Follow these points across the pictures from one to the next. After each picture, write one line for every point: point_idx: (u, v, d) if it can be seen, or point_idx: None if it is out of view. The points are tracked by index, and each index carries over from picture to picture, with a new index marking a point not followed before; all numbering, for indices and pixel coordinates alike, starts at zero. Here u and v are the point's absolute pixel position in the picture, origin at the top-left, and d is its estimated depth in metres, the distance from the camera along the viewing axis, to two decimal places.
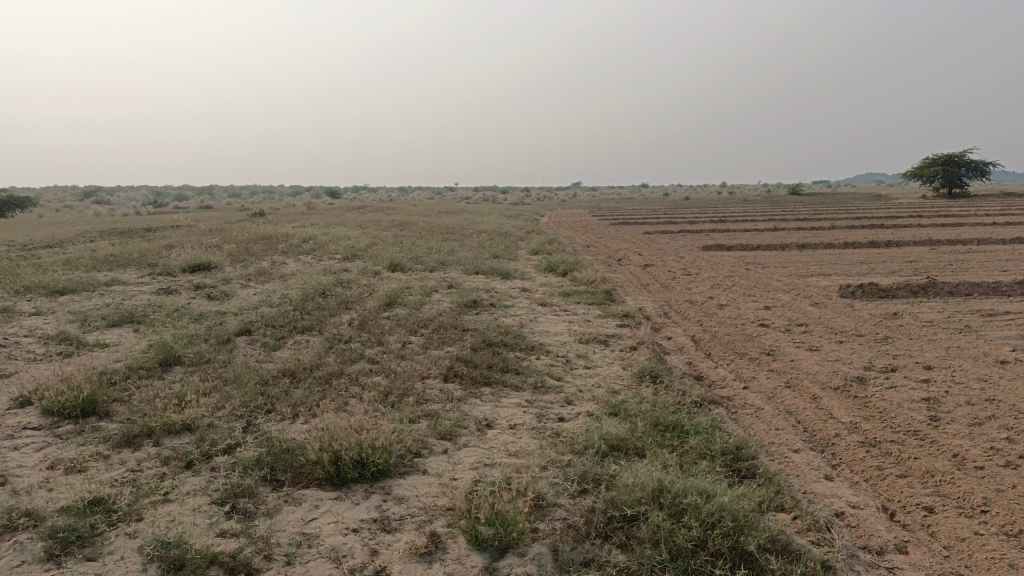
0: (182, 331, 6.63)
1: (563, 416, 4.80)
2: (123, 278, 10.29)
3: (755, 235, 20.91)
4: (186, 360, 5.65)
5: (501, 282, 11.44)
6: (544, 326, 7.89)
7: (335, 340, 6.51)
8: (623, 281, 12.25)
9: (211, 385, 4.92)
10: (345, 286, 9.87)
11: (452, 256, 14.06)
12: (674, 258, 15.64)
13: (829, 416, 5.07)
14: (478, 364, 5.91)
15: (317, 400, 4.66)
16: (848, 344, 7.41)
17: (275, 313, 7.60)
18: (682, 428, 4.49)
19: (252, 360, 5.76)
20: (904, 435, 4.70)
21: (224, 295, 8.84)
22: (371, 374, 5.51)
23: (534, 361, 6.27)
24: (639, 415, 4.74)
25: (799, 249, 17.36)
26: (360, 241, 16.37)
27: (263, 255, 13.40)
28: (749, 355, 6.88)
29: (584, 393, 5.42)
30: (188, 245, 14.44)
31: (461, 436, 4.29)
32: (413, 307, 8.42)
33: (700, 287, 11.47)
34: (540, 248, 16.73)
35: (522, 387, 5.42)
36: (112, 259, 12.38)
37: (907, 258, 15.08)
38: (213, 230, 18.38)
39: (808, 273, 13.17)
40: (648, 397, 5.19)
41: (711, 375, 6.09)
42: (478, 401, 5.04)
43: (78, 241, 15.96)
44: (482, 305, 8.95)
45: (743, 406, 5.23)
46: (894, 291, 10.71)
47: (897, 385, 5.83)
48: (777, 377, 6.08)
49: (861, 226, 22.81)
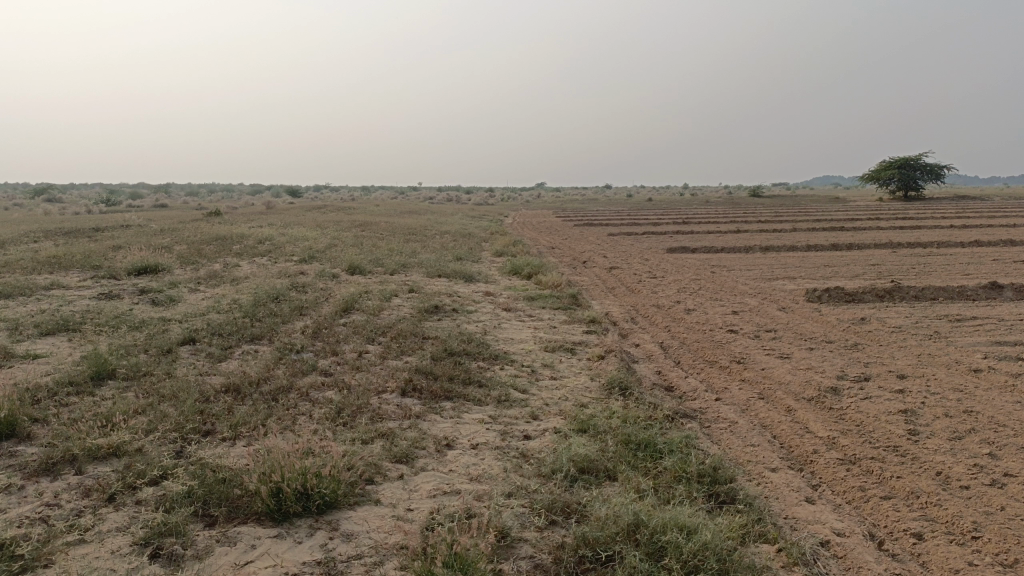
0: (120, 341, 6.18)
1: (528, 434, 4.51)
2: (62, 282, 9.73)
3: (718, 237, 20.89)
4: (121, 374, 5.22)
5: (463, 286, 11.09)
6: (508, 333, 7.59)
7: (287, 350, 6.13)
8: (589, 285, 12.00)
9: (146, 403, 4.52)
10: (300, 291, 9.45)
11: (414, 259, 13.68)
12: (639, 260, 15.46)
13: (806, 430, 4.84)
14: (438, 376, 5.58)
15: (261, 420, 4.29)
16: (819, 351, 7.25)
17: (223, 321, 7.17)
18: (655, 446, 4.22)
19: (194, 374, 5.35)
20: (884, 451, 4.49)
21: (170, 300, 8.36)
22: (323, 388, 5.15)
23: (498, 371, 5.96)
24: (609, 432, 4.46)
25: (763, 252, 17.34)
26: (319, 242, 15.89)
27: (215, 257, 12.87)
28: (720, 363, 6.66)
29: (550, 406, 5.13)
30: (136, 246, 13.83)
31: (418, 459, 3.96)
32: (372, 313, 8.05)
33: (667, 291, 11.27)
34: (504, 250, 16.44)
35: (486, 401, 5.11)
36: (53, 260, 11.78)
37: (870, 261, 15.13)
38: (164, 231, 17.68)
39: (774, 276, 13.08)
40: (618, 411, 4.91)
41: (682, 386, 5.84)
42: (437, 417, 4.72)
43: (20, 241, 15.20)
44: (444, 310, 8.62)
45: (717, 420, 4.98)
46: (860, 295, 10.63)
47: (872, 395, 5.64)
48: (750, 388, 5.85)
49: (823, 229, 22.95)
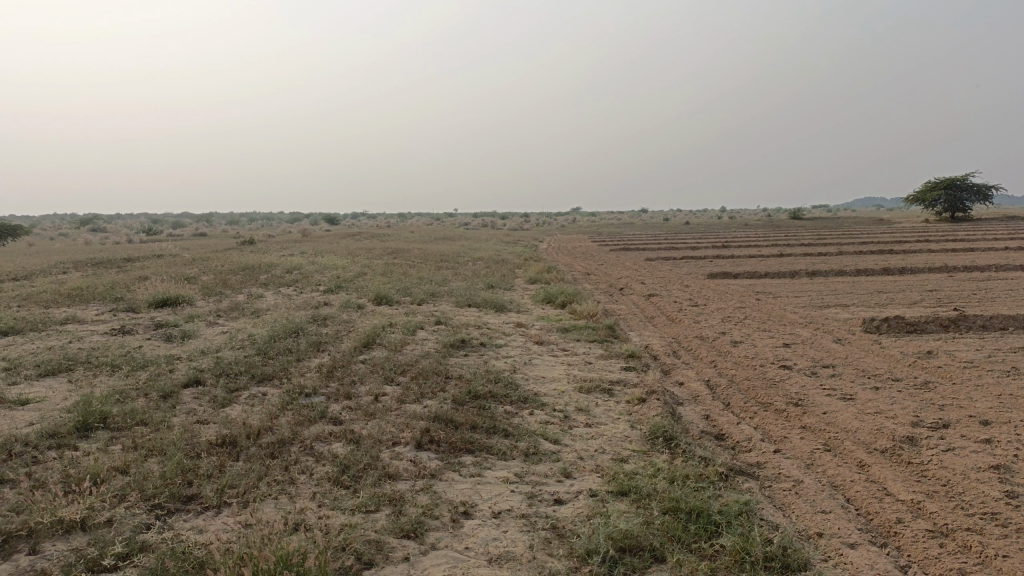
0: (119, 386, 5.72)
1: (559, 497, 3.90)
2: (79, 315, 9.40)
3: (760, 261, 20.10)
4: (112, 426, 4.74)
5: (494, 317, 10.51)
6: (539, 370, 6.99)
7: (296, 393, 5.61)
8: (625, 314, 11.33)
9: (127, 461, 4.01)
10: (321, 324, 8.96)
11: (444, 288, 13.14)
12: (679, 288, 14.74)
13: (885, 493, 4.15)
14: (460, 424, 4.99)
15: (252, 483, 3.75)
16: (886, 391, 6.51)
17: (234, 359, 6.71)
18: (709, 516, 3.57)
19: (190, 423, 4.86)
20: (982, 520, 3.78)
21: (183, 336, 7.93)
22: (330, 438, 4.60)
23: (526, 417, 5.36)
24: (654, 498, 3.81)
25: (809, 277, 16.48)
26: (347, 270, 15.48)
27: (239, 287, 12.50)
28: (775, 406, 5.96)
29: (585, 461, 4.51)
30: (161, 277, 13.57)
31: (430, 532, 3.37)
32: (393, 348, 7.51)
33: (710, 321, 10.56)
34: (537, 277, 15.85)
35: (511, 455, 4.50)
36: (76, 292, 11.50)
37: (927, 286, 14.22)
38: (195, 261, 17.47)
39: (824, 304, 12.28)
40: (663, 467, 4.28)
41: (734, 435, 5.17)
42: (455, 476, 4.14)
43: (50, 272, 15.11)
44: (471, 344, 8.04)
45: (778, 479, 4.31)
46: (922, 325, 9.81)
47: (956, 447, 4.91)
48: (813, 437, 5.15)
49: (870, 252, 21.94)
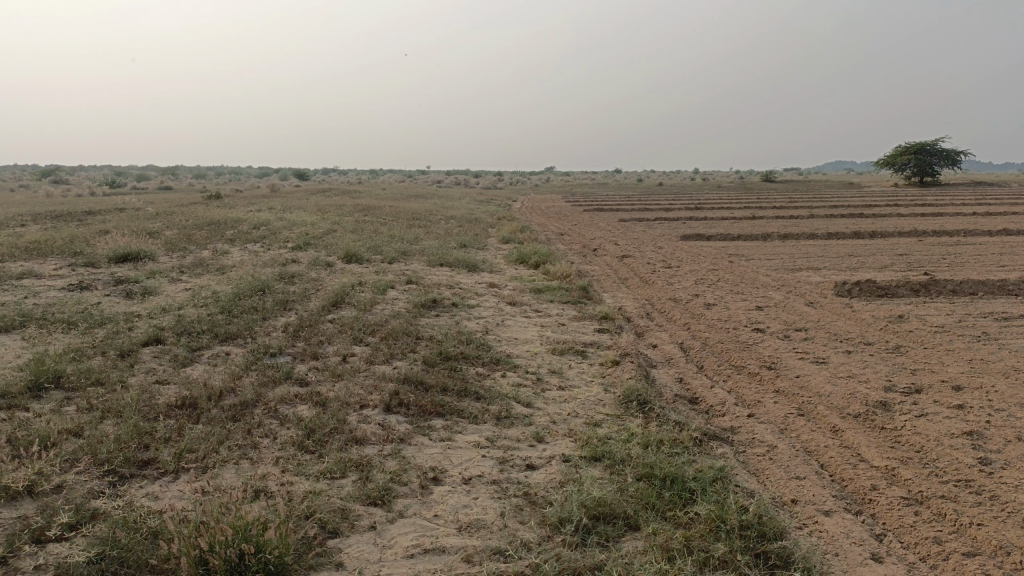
0: (75, 343, 5.49)
1: (531, 462, 3.81)
2: (36, 269, 9.06)
3: (733, 223, 20.11)
4: (66, 385, 4.54)
5: (466, 277, 10.35)
6: (512, 331, 6.88)
7: (261, 353, 5.44)
8: (599, 276, 11.22)
9: (80, 423, 3.83)
10: (289, 282, 8.74)
11: (415, 246, 12.93)
12: (652, 249, 14.67)
13: (858, 459, 4.13)
14: (430, 387, 4.87)
15: (212, 448, 3.60)
16: (859, 355, 6.50)
17: (197, 317, 6.49)
18: (683, 483, 3.50)
19: (149, 383, 4.67)
20: (956, 487, 3.77)
21: (145, 293, 7.67)
22: (295, 401, 4.45)
23: (498, 379, 5.25)
24: (628, 463, 3.73)
25: (781, 239, 16.51)
26: (316, 227, 15.15)
27: (205, 243, 12.17)
28: (749, 369, 5.92)
29: (558, 425, 4.41)
30: (123, 231, 13.16)
31: (398, 499, 3.26)
32: (363, 307, 7.33)
33: (683, 283, 10.51)
34: (511, 236, 15.67)
35: (482, 419, 4.39)
36: (33, 246, 11.09)
37: (897, 250, 14.32)
38: (159, 215, 17.00)
39: (796, 266, 12.30)
40: (638, 432, 4.20)
41: (708, 399, 5.11)
42: (425, 440, 4.02)
43: (8, 224, 14.62)
44: (442, 304, 7.90)
45: (753, 444, 4.26)
46: (892, 289, 9.84)
47: (928, 412, 4.90)
48: (786, 402, 5.12)
49: (840, 216, 22.05)
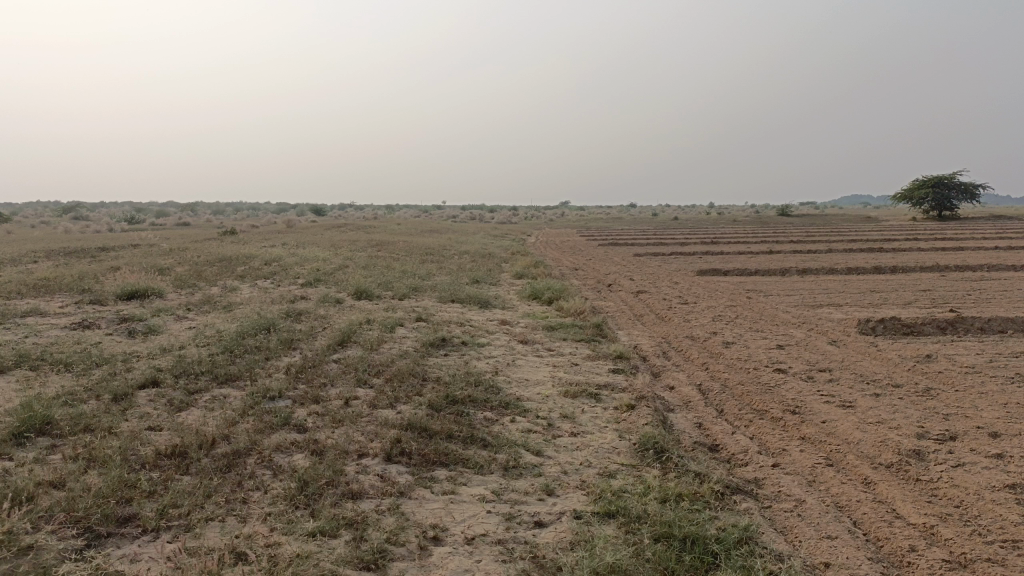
0: (69, 386, 5.30)
1: (540, 518, 3.54)
2: (41, 307, 8.94)
3: (750, 258, 19.81)
4: (54, 432, 4.33)
5: (478, 313, 10.13)
6: (523, 372, 6.63)
7: (260, 396, 5.22)
8: (613, 312, 10.96)
9: (61, 474, 3.61)
10: (296, 319, 8.56)
11: (427, 282, 12.75)
12: (668, 285, 14.40)
13: (894, 516, 3.82)
14: (435, 434, 4.61)
15: (198, 503, 3.37)
16: (887, 398, 6.19)
17: (197, 357, 6.29)
18: (705, 545, 3.21)
19: (140, 429, 4.46)
20: (1003, 548, 3.46)
21: (148, 332, 7.50)
22: (292, 449, 4.22)
23: (507, 424, 5.00)
24: (644, 521, 3.45)
25: (800, 275, 16.19)
26: (328, 263, 15.03)
27: (215, 279, 12.05)
28: (772, 414, 5.63)
29: (569, 475, 4.14)
30: (134, 268, 13.09)
31: (393, 563, 3.00)
32: (370, 346, 7.12)
33: (701, 320, 10.23)
34: (524, 272, 15.45)
35: (488, 469, 4.13)
36: (42, 283, 10.99)
37: (919, 286, 13.97)
38: (172, 252, 16.94)
39: (816, 303, 11.98)
40: (654, 484, 3.92)
41: (730, 446, 4.82)
42: (428, 493, 3.77)
43: (21, 260, 14.61)
44: (452, 343, 7.67)
45: (779, 498, 3.96)
46: (918, 327, 9.51)
47: (966, 462, 4.58)
48: (813, 450, 4.82)
49: (859, 250, 21.71)
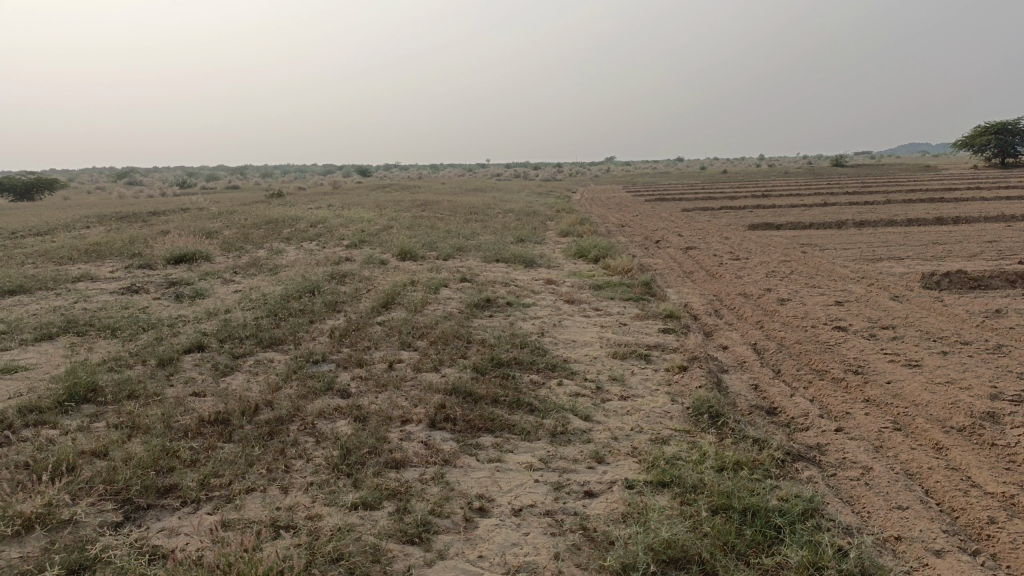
0: (115, 352, 5.30)
1: (590, 488, 3.38)
2: (92, 272, 9.05)
3: (803, 211, 19.15)
4: (99, 399, 4.32)
5: (523, 273, 9.95)
6: (570, 333, 6.46)
7: (303, 360, 5.16)
8: (662, 269, 10.67)
9: (105, 442, 3.58)
10: (340, 281, 8.50)
11: (471, 241, 12.58)
12: (718, 240, 13.99)
13: (970, 484, 3.58)
14: (480, 398, 4.48)
15: (239, 473, 3.30)
16: (957, 356, 5.85)
17: (242, 321, 6.26)
18: (767, 518, 3.02)
19: (184, 396, 4.42)
20: None
21: (194, 296, 7.51)
22: (334, 415, 4.13)
23: (555, 388, 4.84)
24: (700, 491, 3.27)
25: (856, 227, 15.58)
26: (373, 224, 14.95)
27: (261, 242, 12.07)
28: (832, 374, 5.36)
29: (620, 442, 3.98)
30: (182, 232, 13.19)
31: (438, 536, 2.88)
32: (413, 308, 7.01)
33: (754, 276, 9.88)
34: (570, 230, 15.17)
35: (536, 436, 3.99)
36: (93, 248, 11.14)
37: (984, 237, 13.30)
38: (220, 215, 17.09)
39: (875, 256, 11.49)
40: (710, 451, 3.73)
41: (789, 410, 4.58)
42: (473, 461, 3.64)
43: (74, 226, 14.89)
44: (497, 304, 7.52)
45: (844, 466, 3.74)
46: (986, 280, 9.02)
47: None
48: (878, 413, 4.56)
49: (919, 200, 20.80)
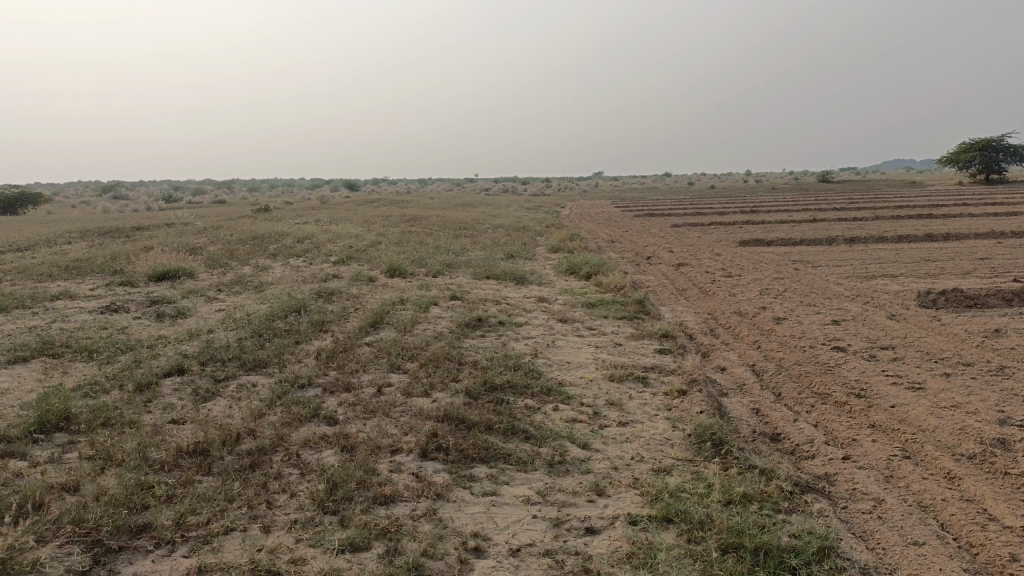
0: (91, 376, 5.08)
1: (592, 524, 3.19)
2: (72, 290, 8.80)
3: (794, 227, 19.11)
4: (71, 428, 4.10)
5: (514, 290, 9.78)
6: (565, 354, 6.29)
7: (288, 384, 4.95)
8: (655, 287, 10.52)
9: (76, 476, 3.37)
10: (328, 299, 8.30)
11: (461, 258, 12.40)
12: (710, 256, 13.87)
13: (987, 518, 3.42)
14: (473, 425, 4.29)
15: (219, 510, 3.10)
16: (961, 378, 5.71)
17: (226, 342, 6.05)
18: (780, 559, 2.85)
19: (162, 423, 4.21)
20: None
21: (176, 315, 7.28)
22: (320, 445, 3.92)
23: (551, 414, 4.66)
24: (708, 528, 3.10)
25: (847, 244, 15.52)
26: (361, 240, 14.77)
27: (246, 259, 11.85)
28: (835, 397, 5.20)
29: (621, 472, 3.79)
30: (166, 247, 12.93)
31: None
32: (403, 328, 6.82)
33: (748, 294, 9.75)
34: (560, 246, 15.02)
35: (532, 466, 3.80)
36: (74, 265, 10.89)
37: (976, 254, 13.25)
38: (206, 230, 16.83)
39: (868, 274, 11.39)
40: (715, 483, 3.55)
41: (793, 436, 4.42)
42: (468, 494, 3.45)
43: (56, 241, 14.60)
44: (488, 323, 7.34)
45: (856, 498, 3.58)
46: (982, 299, 8.92)
47: None
48: (886, 439, 4.41)
49: (907, 216, 20.80)
